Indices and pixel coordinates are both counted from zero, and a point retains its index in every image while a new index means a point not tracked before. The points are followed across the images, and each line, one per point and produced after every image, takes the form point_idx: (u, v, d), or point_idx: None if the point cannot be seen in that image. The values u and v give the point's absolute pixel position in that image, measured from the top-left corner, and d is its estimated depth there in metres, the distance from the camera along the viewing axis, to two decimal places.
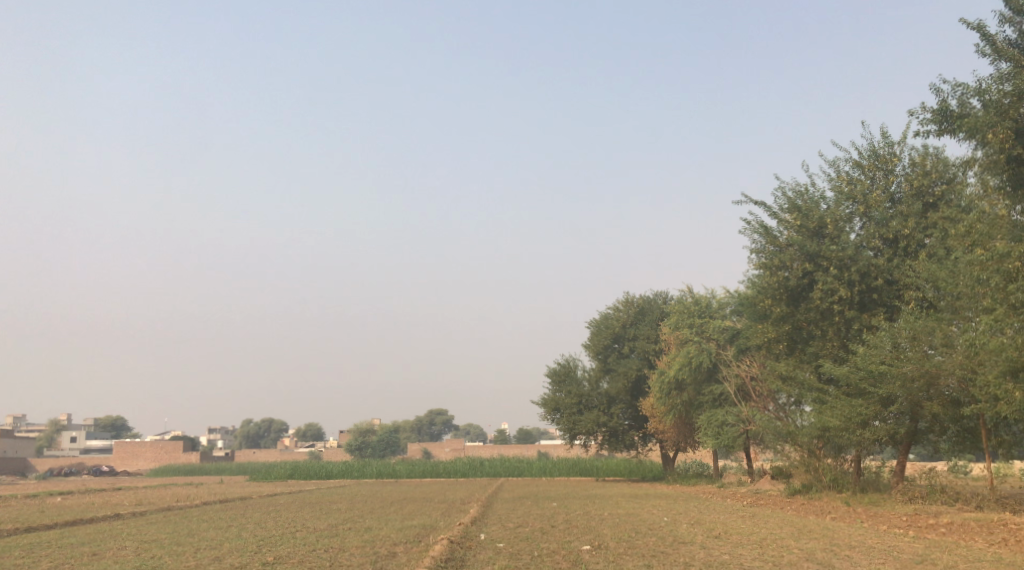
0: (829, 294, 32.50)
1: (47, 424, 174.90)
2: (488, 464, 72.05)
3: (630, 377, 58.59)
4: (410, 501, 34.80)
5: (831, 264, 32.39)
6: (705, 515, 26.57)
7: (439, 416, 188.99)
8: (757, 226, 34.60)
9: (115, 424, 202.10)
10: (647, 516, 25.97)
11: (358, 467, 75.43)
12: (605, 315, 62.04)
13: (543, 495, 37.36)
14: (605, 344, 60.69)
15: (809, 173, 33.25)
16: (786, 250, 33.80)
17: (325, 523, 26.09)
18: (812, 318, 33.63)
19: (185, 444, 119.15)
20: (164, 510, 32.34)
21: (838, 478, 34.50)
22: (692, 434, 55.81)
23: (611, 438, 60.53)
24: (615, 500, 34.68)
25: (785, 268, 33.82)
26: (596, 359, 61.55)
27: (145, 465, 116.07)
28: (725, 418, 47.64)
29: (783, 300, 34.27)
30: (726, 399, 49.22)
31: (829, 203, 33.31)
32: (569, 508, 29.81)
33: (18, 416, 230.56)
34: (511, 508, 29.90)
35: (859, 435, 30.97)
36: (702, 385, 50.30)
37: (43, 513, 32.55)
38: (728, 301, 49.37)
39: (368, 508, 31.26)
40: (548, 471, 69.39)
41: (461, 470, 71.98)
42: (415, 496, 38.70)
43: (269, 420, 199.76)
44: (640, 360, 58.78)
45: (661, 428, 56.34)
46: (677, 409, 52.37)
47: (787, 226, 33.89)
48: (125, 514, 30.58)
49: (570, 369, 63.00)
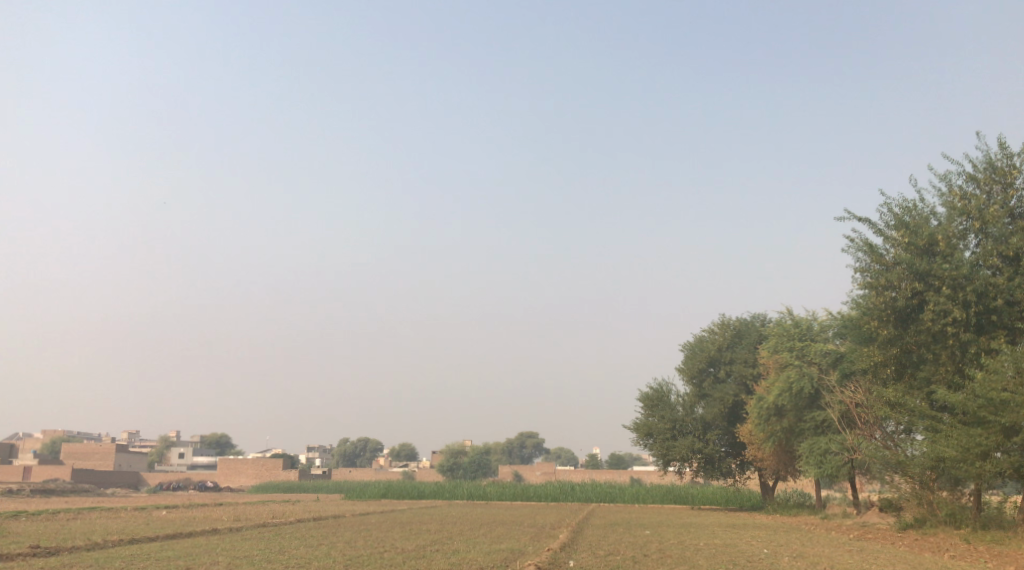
0: (942, 315, 30.64)
1: (156, 440, 181.55)
2: (580, 488, 70.99)
3: (726, 402, 56.83)
4: (500, 524, 34.22)
5: (943, 284, 30.54)
6: (810, 548, 25.21)
7: (531, 439, 188.50)
8: (861, 243, 32.95)
9: (219, 441, 208.42)
10: (747, 548, 24.80)
11: (449, 488, 75.39)
12: (700, 338, 60.47)
13: (635, 522, 36.28)
14: (700, 368, 59.08)
15: (918, 187, 31.50)
16: (894, 269, 32.05)
17: (414, 544, 25.76)
18: (923, 341, 31.76)
19: (284, 461, 121.75)
20: (259, 527, 32.63)
21: (956, 513, 32.43)
22: (792, 462, 53.67)
23: (707, 465, 58.74)
24: (712, 530, 33.36)
25: (893, 288, 32.06)
26: (690, 383, 59.94)
27: (246, 482, 118.98)
28: (828, 447, 45.57)
29: (891, 322, 32.49)
30: (829, 426, 47.10)
31: (941, 218, 31.47)
32: (663, 536, 28.80)
33: (130, 432, 240.52)
34: (602, 535, 29.04)
35: (979, 467, 29.04)
36: (803, 411, 48.27)
37: (146, 525, 33.31)
38: (830, 324, 47.37)
39: (457, 530, 30.84)
40: (641, 498, 67.91)
41: (552, 494, 71.11)
42: (505, 519, 38.12)
43: (365, 440, 202.76)
44: (737, 385, 56.96)
45: (759, 455, 54.38)
46: (776, 436, 50.41)
47: (894, 244, 32.15)
48: (222, 530, 30.93)
49: (663, 393, 61.51)
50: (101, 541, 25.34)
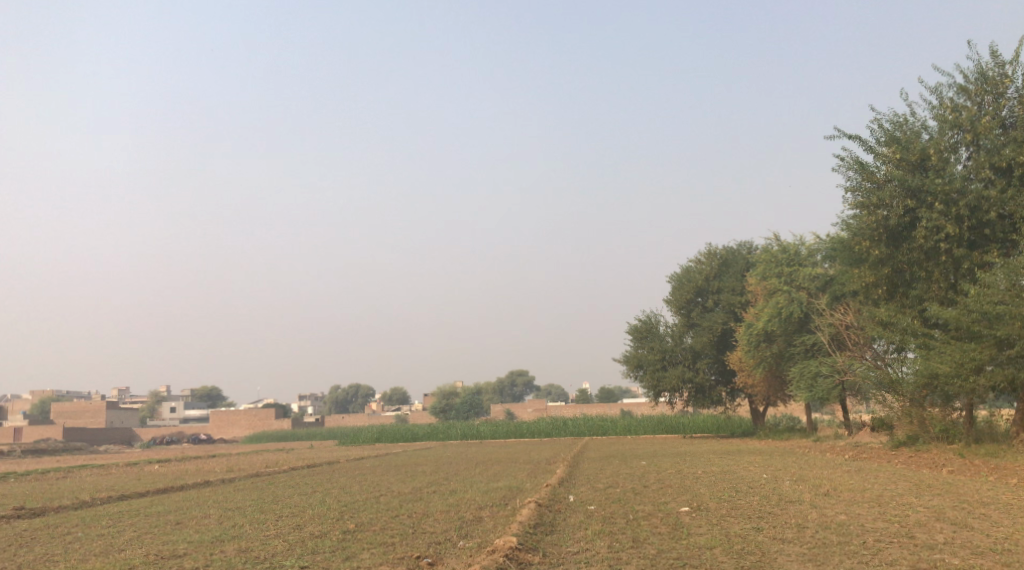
0: (935, 231, 30.21)
1: (147, 396, 181.21)
2: (572, 423, 71.24)
3: (715, 331, 56.58)
4: (497, 462, 33.96)
5: (936, 199, 30.04)
6: (808, 470, 24.97)
7: (521, 377, 189.72)
8: (852, 162, 32.34)
9: (210, 394, 208.39)
10: (746, 474, 24.56)
11: (442, 429, 75.51)
12: (687, 269, 60.09)
13: (631, 453, 36.15)
14: (688, 299, 58.82)
15: (908, 101, 30.82)
16: (885, 186, 31.51)
17: (410, 487, 25.36)
18: (915, 259, 31.36)
19: (277, 410, 121.75)
20: (251, 477, 32.17)
21: (949, 429, 32.38)
22: (782, 387, 53.72)
23: (697, 394, 58.88)
24: (707, 457, 33.22)
25: (884, 206, 31.56)
26: (678, 313, 59.69)
27: (240, 432, 119.08)
28: (819, 370, 45.51)
29: (883, 241, 32.08)
30: (819, 349, 46.92)
31: (932, 132, 30.82)
32: (660, 466, 28.56)
33: (121, 389, 240.56)
34: (600, 468, 28.76)
35: (973, 382, 28.93)
36: (793, 335, 48.06)
37: (137, 481, 32.83)
38: (818, 248, 47.03)
39: (454, 471, 30.54)
40: (633, 429, 68.23)
41: (545, 430, 71.32)
42: (501, 457, 37.89)
43: (356, 386, 203.41)
44: (725, 313, 56.69)
45: (749, 382, 54.38)
46: (766, 361, 50.34)
47: (885, 161, 31.59)
48: (214, 482, 30.45)
49: (652, 325, 61.28)
50: (89, 499, 24.72)
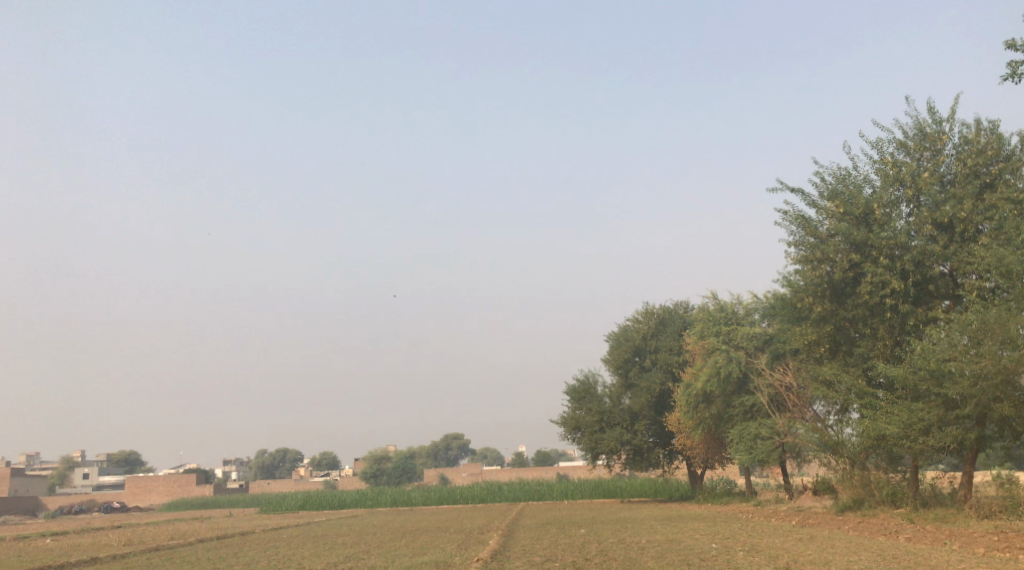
0: (880, 287, 29.40)
1: (60, 462, 172.21)
2: (507, 488, 68.73)
3: (653, 392, 55.22)
4: (424, 531, 31.75)
5: (880, 254, 29.29)
6: (758, 539, 23.40)
7: (456, 440, 185.97)
8: (795, 216, 31.56)
9: (129, 458, 199.15)
10: (692, 543, 22.88)
11: (372, 495, 72.29)
12: (624, 327, 58.78)
13: (568, 520, 34.20)
14: (625, 358, 57.40)
15: (850, 154, 30.27)
16: (829, 241, 30.72)
17: (323, 562, 23.05)
18: (860, 315, 30.42)
19: (199, 476, 116.14)
20: (148, 552, 29.20)
21: (897, 492, 31.03)
22: (721, 448, 52.23)
23: (635, 457, 57.21)
24: (648, 524, 31.35)
25: (828, 261, 30.69)
26: (616, 374, 58.17)
27: (158, 500, 112.98)
28: (758, 432, 44.19)
29: (826, 298, 31.20)
30: (758, 410, 45.66)
31: (875, 186, 30.19)
32: (600, 535, 26.66)
33: (33, 454, 228.81)
34: (535, 537, 26.79)
35: (922, 443, 27.73)
36: (731, 396, 46.76)
37: (20, 558, 29.66)
38: (756, 307, 46.22)
39: (375, 542, 28.14)
40: (569, 494, 65.99)
41: (479, 495, 68.62)
42: (428, 525, 35.45)
43: (285, 450, 197.26)
44: (662, 373, 55.41)
45: (688, 444, 52.77)
46: (705, 423, 48.89)
47: (828, 215, 30.89)
48: (104, 559, 27.43)
49: (589, 386, 59.66)
50: None
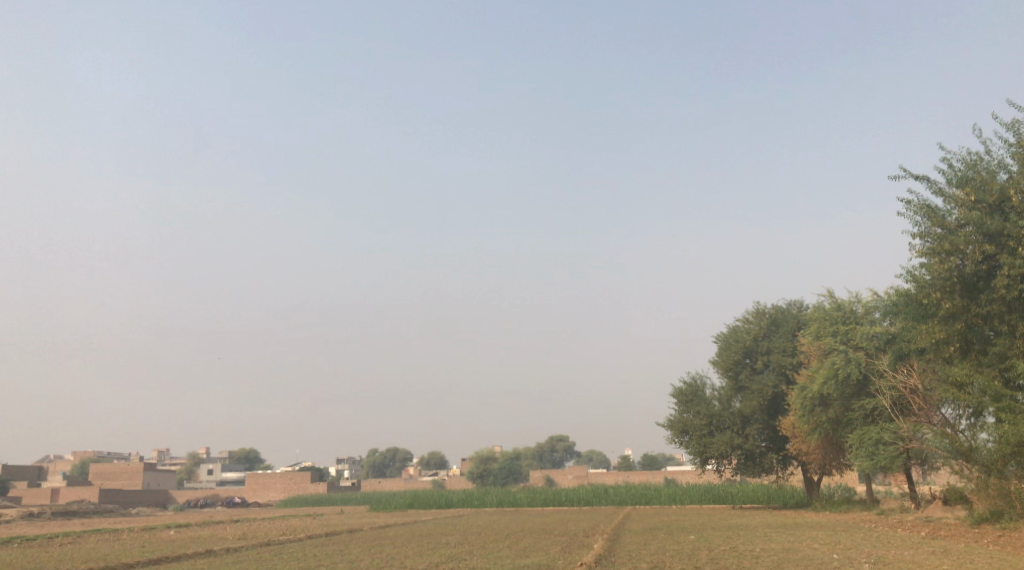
0: (1018, 280, 27.15)
1: (185, 458, 179.79)
2: (614, 491, 67.57)
3: (765, 394, 53.15)
4: (529, 533, 31.19)
5: (1019, 244, 27.03)
6: (885, 551, 21.84)
7: (562, 442, 185.34)
8: (919, 206, 29.49)
9: (248, 456, 206.45)
10: (811, 553, 21.55)
11: (478, 495, 72.24)
12: (733, 328, 56.75)
13: (677, 526, 33.05)
14: (735, 360, 55.37)
15: (981, 138, 28.07)
16: (958, 232, 28.54)
17: (426, 562, 22.73)
18: (995, 311, 28.15)
19: (313, 473, 119.03)
20: (258, 547, 29.56)
21: None
22: (840, 453, 49.75)
23: (747, 462, 55.17)
24: (763, 532, 29.86)
25: (959, 253, 28.54)
26: (725, 376, 56.24)
27: (275, 496, 116.25)
28: (880, 436, 41.79)
29: (957, 293, 29.02)
30: (880, 414, 43.23)
31: (1011, 172, 27.94)
32: (712, 542, 25.46)
33: (161, 450, 240.12)
34: (642, 542, 25.83)
35: None
36: (850, 400, 44.44)
37: (140, 548, 30.52)
38: (876, 305, 43.78)
39: (480, 543, 27.68)
40: (678, 498, 64.33)
41: (585, 497, 67.67)
42: (533, 527, 34.83)
43: (395, 450, 200.62)
44: (775, 376, 53.26)
45: (804, 449, 50.46)
46: (822, 427, 46.59)
47: (958, 204, 28.70)
48: (216, 552, 27.89)
49: (698, 388, 57.86)
50: None
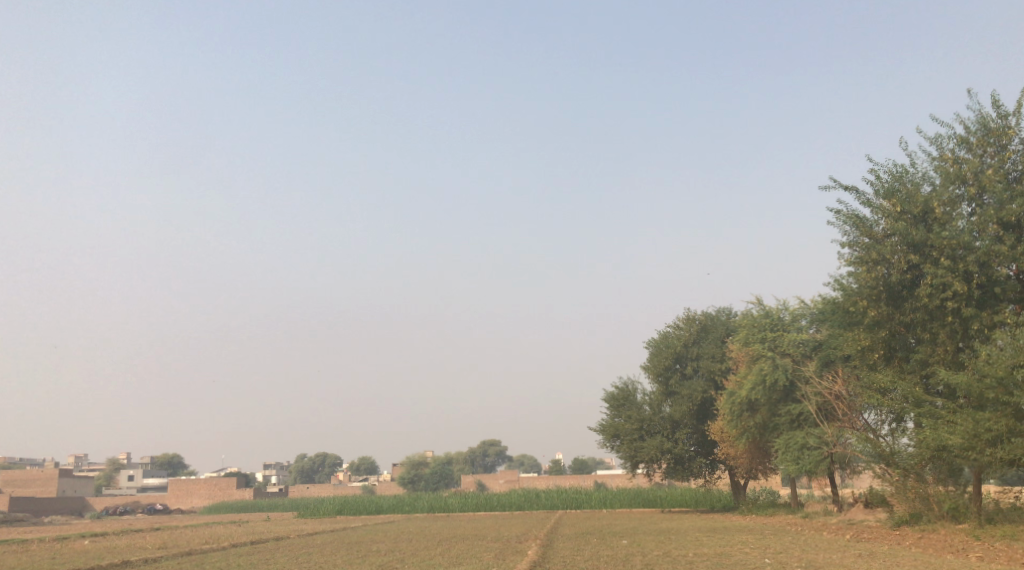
0: (940, 290, 27.96)
1: (105, 465, 174.26)
2: (546, 496, 67.62)
3: (694, 400, 53.81)
4: (461, 540, 30.90)
5: (941, 254, 27.84)
6: (814, 555, 22.16)
7: (493, 447, 185.12)
8: (847, 216, 30.20)
9: (171, 461, 201.30)
10: (742, 558, 21.70)
11: (408, 501, 71.62)
12: (665, 334, 57.36)
13: (610, 531, 33.11)
14: (666, 365, 55.98)
15: (907, 151, 28.87)
16: (885, 241, 29.31)
17: None
18: (919, 319, 28.94)
19: (239, 480, 116.59)
20: (181, 557, 28.65)
21: (959, 506, 29.39)
22: (766, 458, 50.60)
23: (677, 466, 55.74)
24: (694, 536, 30.10)
25: (885, 262, 29.27)
26: (656, 381, 56.80)
27: (200, 502, 113.47)
28: (806, 441, 42.59)
29: (882, 301, 29.74)
30: (805, 419, 44.10)
31: (934, 185, 28.79)
32: (644, 547, 25.51)
33: (78, 455, 232.60)
34: (575, 548, 25.76)
35: (988, 454, 26.09)
36: (777, 405, 45.23)
37: (53, 560, 29.22)
38: (802, 312, 44.68)
39: (411, 550, 27.27)
40: (609, 503, 64.65)
41: (517, 502, 67.57)
42: (464, 533, 34.54)
43: (324, 455, 197.72)
44: (705, 381, 53.97)
45: (731, 453, 51.19)
46: (750, 432, 47.30)
47: (884, 214, 29.48)
48: (136, 563, 26.91)
49: (629, 393, 58.32)
50: None
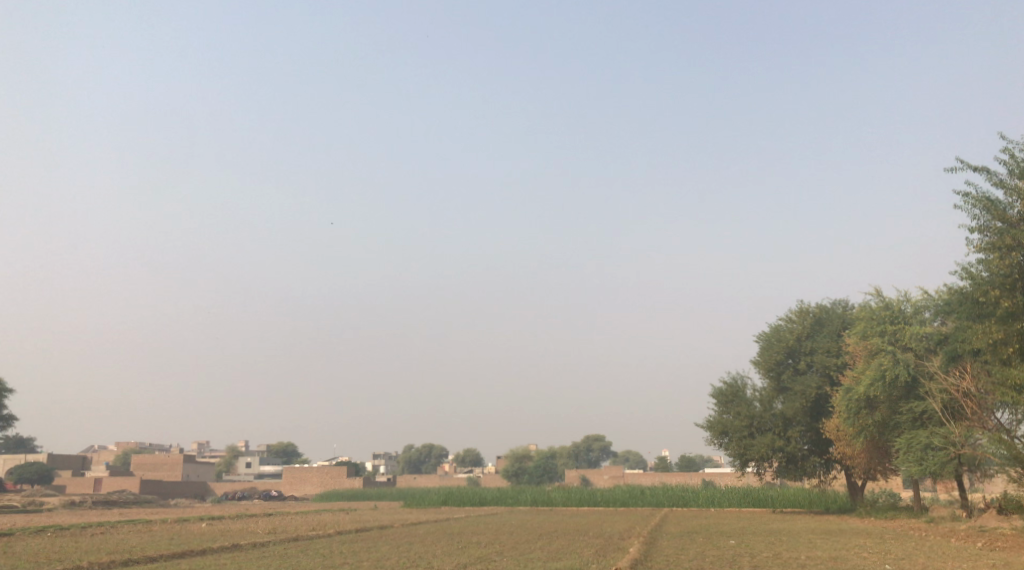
0: None
1: (224, 452, 181.15)
2: (651, 493, 66.23)
3: (808, 396, 51.55)
4: (562, 534, 30.22)
5: None
6: (942, 563, 20.53)
7: (598, 442, 183.92)
8: (978, 199, 28.02)
9: (286, 450, 207.82)
10: (860, 563, 20.29)
11: (512, 494, 71.38)
12: (776, 327, 55.18)
13: (717, 530, 31.86)
14: (777, 360, 53.83)
15: None
16: (1021, 225, 27.06)
17: (454, 562, 21.85)
18: None
19: (349, 469, 119.09)
20: (286, 542, 28.92)
21: None
22: (886, 458, 48.01)
23: (789, 465, 53.54)
24: (808, 538, 28.54)
25: (1021, 247, 27.02)
26: (767, 376, 54.71)
27: (312, 490, 116.43)
28: (930, 441, 40.07)
29: (1018, 290, 27.47)
30: (929, 418, 41.52)
31: None
32: (753, 548, 24.23)
33: (201, 442, 242.91)
34: (680, 547, 24.70)
35: None
36: (898, 402, 42.76)
37: (166, 541, 29.94)
38: (926, 304, 42.11)
39: (511, 544, 26.74)
40: (716, 501, 62.80)
41: (621, 498, 66.39)
42: (566, 528, 33.84)
43: (431, 447, 200.45)
44: (819, 377, 51.64)
45: (848, 453, 48.77)
46: (868, 430, 44.90)
47: (1020, 196, 27.21)
48: (242, 547, 27.27)
49: (738, 388, 56.40)
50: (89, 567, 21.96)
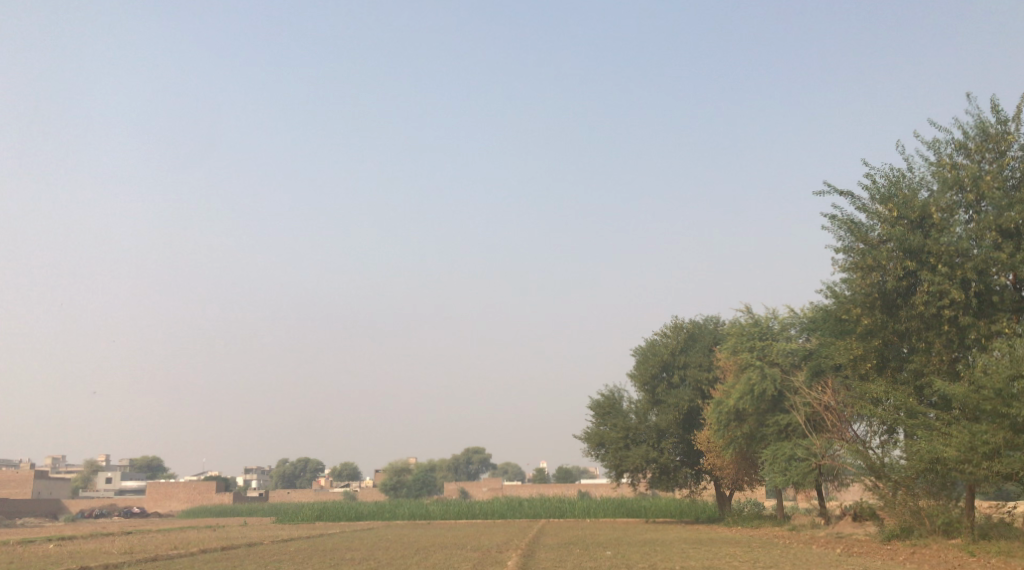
0: (938, 297, 27.24)
1: (83, 467, 171.91)
2: (529, 505, 66.54)
3: (680, 409, 52.91)
4: (439, 549, 29.83)
5: (939, 261, 27.11)
6: None
7: (477, 455, 184.21)
8: (842, 221, 29.41)
9: (151, 464, 199.11)
10: None
11: (389, 508, 70.35)
12: (651, 342, 56.50)
13: (592, 541, 32.17)
14: (652, 374, 55.06)
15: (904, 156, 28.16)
16: (880, 247, 28.54)
17: None
18: (914, 327, 28.15)
19: (219, 484, 114.83)
20: (144, 563, 27.39)
21: (952, 521, 28.52)
22: (753, 469, 49.73)
23: (662, 476, 54.78)
24: (680, 548, 29.14)
25: (880, 268, 28.46)
26: (642, 389, 55.88)
27: (178, 506, 111.67)
28: (794, 452, 41.72)
29: (876, 309, 28.92)
30: (793, 430, 43.20)
31: (932, 190, 28.07)
32: (628, 559, 24.49)
33: (57, 456, 230.01)
34: (555, 559, 24.74)
35: (986, 468, 25.19)
36: (765, 415, 44.37)
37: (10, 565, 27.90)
38: (792, 321, 43.87)
39: (385, 559, 26.15)
40: (592, 513, 63.62)
41: (499, 511, 66.43)
42: (443, 542, 33.46)
43: (306, 460, 196.06)
44: (691, 390, 53.14)
45: (718, 464, 50.25)
46: (737, 442, 46.39)
47: (880, 219, 28.72)
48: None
49: (615, 401, 57.41)
50: None
